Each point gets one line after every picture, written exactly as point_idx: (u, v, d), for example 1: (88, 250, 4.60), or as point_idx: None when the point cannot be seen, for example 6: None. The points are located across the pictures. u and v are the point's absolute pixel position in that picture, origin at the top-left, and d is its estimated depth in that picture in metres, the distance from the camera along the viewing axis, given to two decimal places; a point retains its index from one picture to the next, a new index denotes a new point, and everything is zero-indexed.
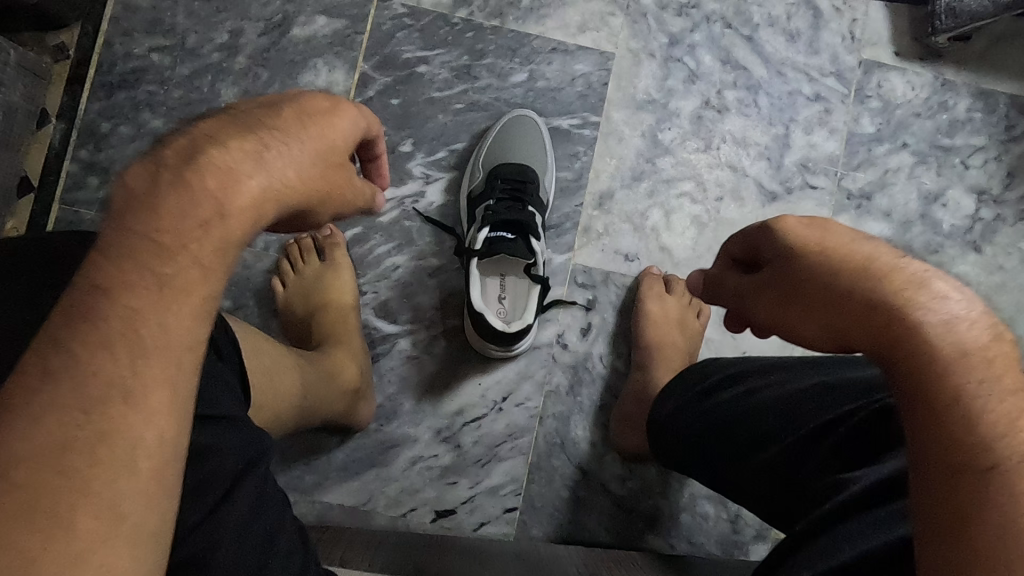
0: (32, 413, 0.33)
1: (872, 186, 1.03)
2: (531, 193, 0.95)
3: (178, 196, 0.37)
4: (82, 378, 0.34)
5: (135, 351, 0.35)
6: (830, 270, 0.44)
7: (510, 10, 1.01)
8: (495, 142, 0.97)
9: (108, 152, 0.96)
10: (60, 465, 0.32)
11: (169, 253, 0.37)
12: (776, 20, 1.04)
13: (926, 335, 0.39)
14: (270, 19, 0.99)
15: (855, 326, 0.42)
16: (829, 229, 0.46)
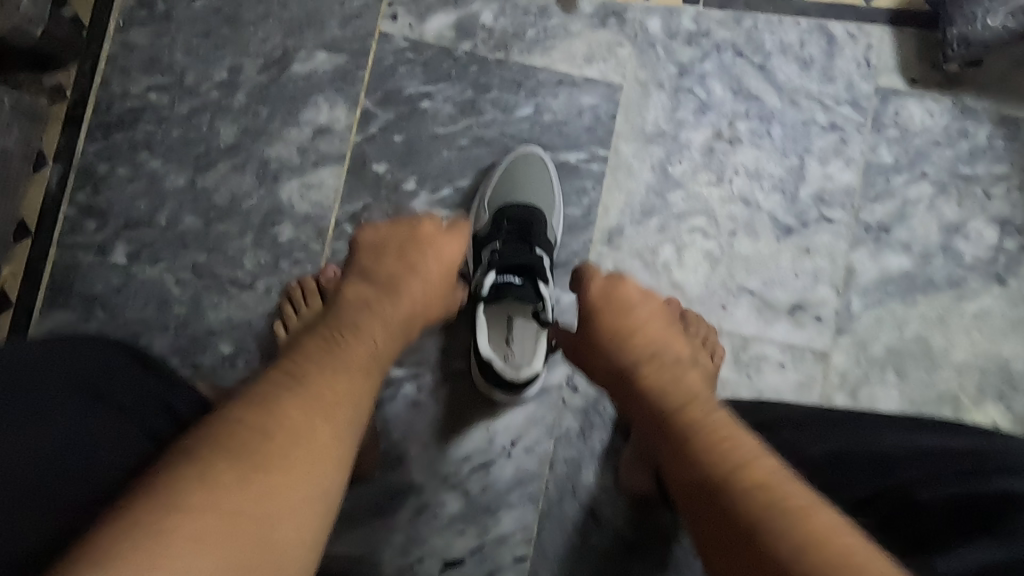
0: (291, 403, 0.54)
1: (890, 218, 1.00)
2: (538, 234, 0.91)
3: (399, 286, 0.71)
4: (329, 384, 0.57)
5: (362, 371, 0.61)
6: (618, 330, 0.73)
7: (515, 42, 0.99)
8: (501, 179, 0.94)
9: (106, 194, 0.94)
10: (298, 443, 0.51)
11: (352, 344, 0.63)
12: (789, 47, 1.01)
13: (649, 371, 0.68)
14: (270, 55, 0.96)
15: (625, 367, 0.70)
16: (625, 305, 0.75)
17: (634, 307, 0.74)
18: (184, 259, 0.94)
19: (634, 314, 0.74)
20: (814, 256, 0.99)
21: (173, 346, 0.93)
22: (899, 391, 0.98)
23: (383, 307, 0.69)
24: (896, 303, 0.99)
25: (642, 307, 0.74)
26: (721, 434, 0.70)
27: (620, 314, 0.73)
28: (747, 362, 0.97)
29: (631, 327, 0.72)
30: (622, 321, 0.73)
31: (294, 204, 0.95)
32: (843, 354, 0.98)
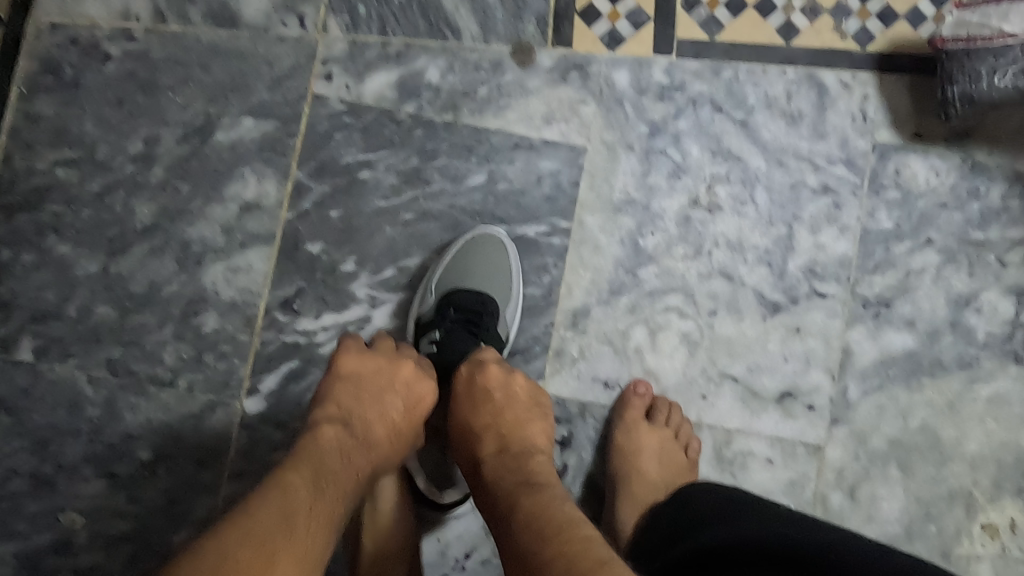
0: (253, 528, 0.50)
1: (892, 291, 0.88)
2: (489, 326, 0.81)
3: (373, 403, 0.68)
4: (294, 511, 0.53)
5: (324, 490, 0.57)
6: (488, 400, 0.69)
7: (465, 101, 0.88)
8: (454, 260, 0.84)
9: (9, 284, 0.85)
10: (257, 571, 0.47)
11: (329, 469, 0.59)
12: (774, 100, 0.89)
13: (516, 439, 0.66)
14: (191, 123, 0.86)
15: (495, 444, 0.66)
16: (496, 372, 0.71)
17: (493, 394, 0.70)
18: (97, 354, 0.84)
19: (495, 407, 0.69)
20: (805, 336, 0.88)
21: (86, 453, 0.84)
22: (903, 488, 0.86)
23: (359, 452, 0.64)
24: (898, 388, 0.87)
25: (502, 394, 0.70)
26: (688, 538, 0.63)
27: (477, 406, 0.69)
28: (730, 458, 0.87)
29: (491, 421, 0.68)
30: (476, 411, 0.69)
31: (219, 289, 0.85)
32: (839, 447, 0.87)
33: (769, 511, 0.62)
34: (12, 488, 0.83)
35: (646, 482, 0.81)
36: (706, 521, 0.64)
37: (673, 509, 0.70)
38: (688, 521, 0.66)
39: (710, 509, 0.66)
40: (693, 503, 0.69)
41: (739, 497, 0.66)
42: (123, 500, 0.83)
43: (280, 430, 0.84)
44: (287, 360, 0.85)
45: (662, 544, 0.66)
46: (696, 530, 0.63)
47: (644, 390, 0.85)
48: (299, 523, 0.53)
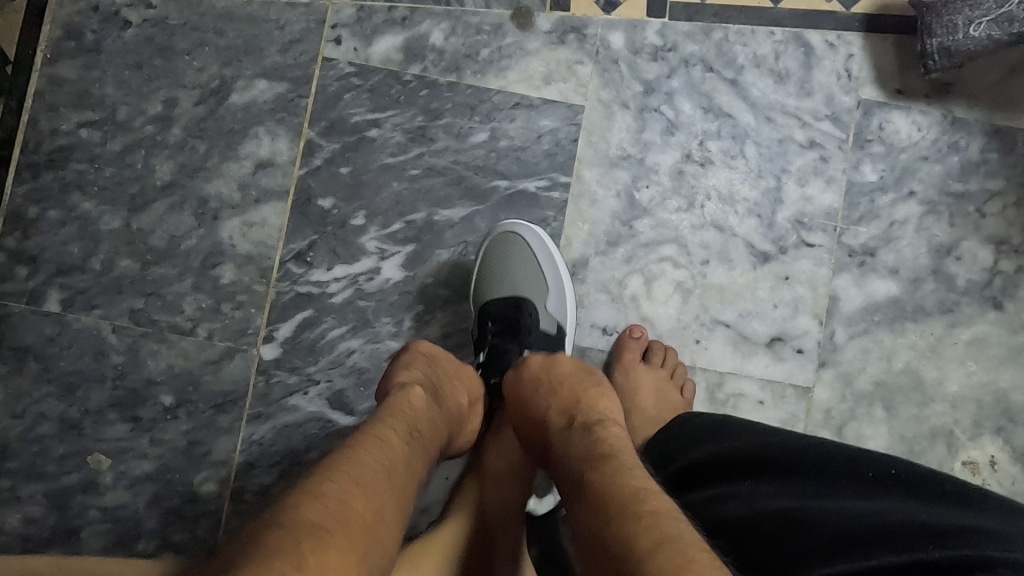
0: (359, 467, 0.52)
1: (876, 241, 0.92)
2: (528, 328, 0.87)
3: (447, 389, 0.72)
4: (391, 454, 0.56)
5: (414, 448, 0.60)
6: (561, 385, 0.69)
7: (467, 63, 0.92)
8: (485, 269, 0.89)
9: (37, 239, 0.89)
10: (365, 506, 0.49)
11: (415, 431, 0.62)
12: (762, 60, 0.94)
13: (589, 407, 0.65)
14: (206, 86, 0.91)
15: (558, 417, 0.66)
16: (561, 362, 0.73)
17: (547, 381, 0.70)
18: (121, 305, 0.89)
19: (562, 384, 0.69)
20: (794, 284, 0.92)
21: (111, 399, 0.88)
22: (888, 427, 0.91)
23: (434, 424, 0.66)
24: (883, 332, 0.92)
25: (552, 379, 0.70)
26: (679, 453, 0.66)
27: (540, 395, 0.69)
28: (723, 399, 0.91)
29: (559, 398, 0.67)
30: (540, 396, 0.69)
31: (235, 243, 0.90)
32: (827, 389, 0.91)
33: (754, 428, 0.63)
34: (41, 431, 0.88)
35: (646, 417, 0.85)
36: (694, 441, 0.65)
37: (663, 430, 0.71)
38: (677, 441, 0.68)
39: (697, 429, 0.67)
40: (681, 423, 0.70)
41: (723, 415, 0.67)
42: (146, 442, 0.88)
43: (294, 375, 0.89)
44: (300, 309, 0.89)
45: (653, 468, 0.68)
46: (684, 449, 0.65)
47: (640, 333, 0.90)
48: (398, 480, 0.54)
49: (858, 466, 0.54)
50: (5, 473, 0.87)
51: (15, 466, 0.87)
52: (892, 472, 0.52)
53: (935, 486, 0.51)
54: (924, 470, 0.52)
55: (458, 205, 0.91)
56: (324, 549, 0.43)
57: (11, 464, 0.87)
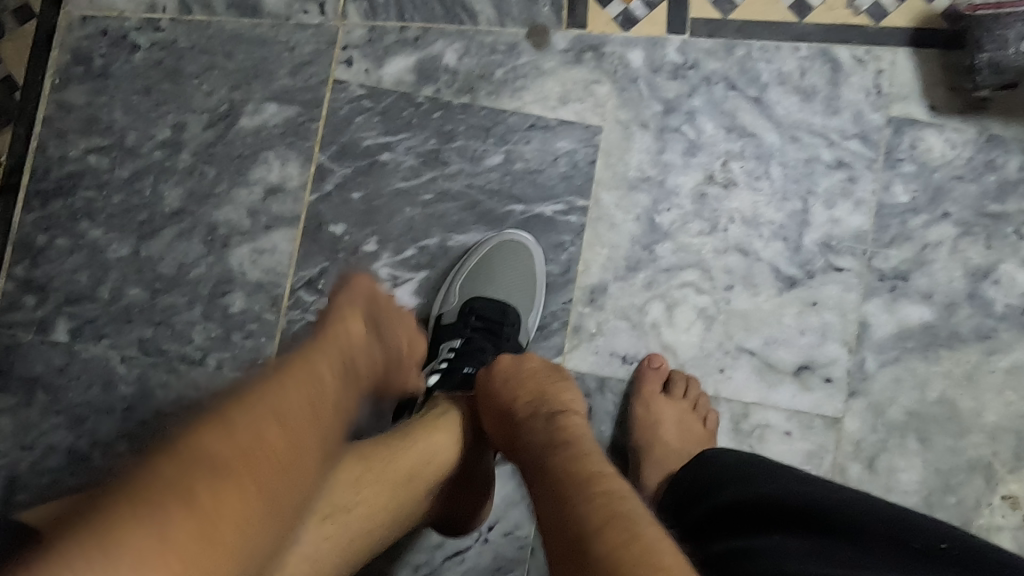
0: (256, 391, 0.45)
1: (908, 265, 0.88)
2: (507, 337, 0.87)
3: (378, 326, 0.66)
4: (307, 377, 0.49)
5: (342, 376, 0.54)
6: (527, 374, 0.67)
7: (481, 83, 0.90)
8: (477, 270, 0.87)
9: (45, 267, 0.88)
10: (267, 439, 0.42)
11: (335, 351, 0.54)
12: (787, 77, 0.90)
13: (553, 400, 0.64)
14: (215, 110, 0.89)
15: (527, 404, 0.63)
16: (530, 360, 0.71)
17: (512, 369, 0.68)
18: (130, 334, 0.87)
19: (530, 377, 0.67)
20: (822, 310, 0.88)
21: (120, 430, 0.86)
22: (922, 459, 0.87)
23: (365, 353, 0.59)
24: (916, 359, 0.88)
25: (520, 370, 0.68)
26: (706, 500, 0.63)
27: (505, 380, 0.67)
28: (748, 430, 0.88)
29: (530, 389, 0.65)
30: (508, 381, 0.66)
31: (245, 271, 0.88)
32: (857, 419, 0.87)
33: (789, 473, 0.59)
34: (50, 464, 0.86)
35: (669, 450, 0.82)
36: (723, 483, 0.63)
37: (692, 466, 0.69)
38: (704, 483, 0.65)
39: (727, 471, 0.64)
40: (711, 462, 0.67)
41: (757, 459, 0.64)
42: None
43: None
44: (312, 338, 0.87)
45: (682, 506, 0.66)
46: (713, 492, 0.63)
47: (660, 363, 0.86)
48: (319, 417, 0.48)
49: (905, 539, 0.50)
50: (14, 506, 0.85)
51: (24, 499, 0.85)
52: (940, 545, 0.49)
53: (993, 567, 0.47)
54: (980, 548, 0.49)
55: (472, 230, 0.89)
56: (218, 493, 0.38)
57: (19, 496, 0.86)
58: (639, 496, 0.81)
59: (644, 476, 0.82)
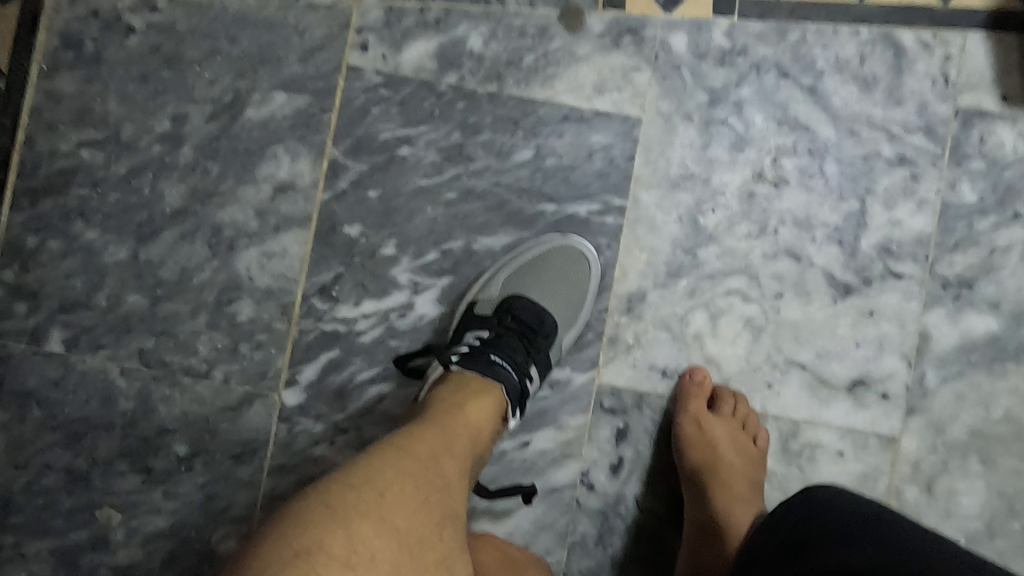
0: None
1: (974, 271, 0.81)
2: (541, 349, 0.77)
3: (459, 412, 0.67)
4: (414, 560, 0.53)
5: (448, 488, 0.60)
6: None
7: (510, 71, 0.82)
8: (525, 266, 0.80)
9: (37, 272, 0.81)
10: None
11: (409, 508, 0.56)
12: (845, 64, 0.82)
13: None
14: (218, 100, 0.82)
15: None
16: None
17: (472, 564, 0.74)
18: (130, 345, 0.81)
19: None
20: (879, 320, 0.81)
21: (121, 448, 0.80)
22: (985, 481, 0.80)
23: (460, 443, 0.64)
24: (980, 374, 0.81)
25: None
26: (832, 556, 0.54)
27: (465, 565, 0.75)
28: (797, 450, 0.81)
29: None
30: None
31: (253, 276, 0.81)
32: (915, 439, 0.81)
33: (939, 558, 0.50)
34: (47, 483, 0.80)
35: (731, 471, 0.76)
36: (848, 548, 0.53)
37: (804, 517, 0.60)
38: (824, 539, 0.56)
39: (854, 527, 0.56)
40: (834, 519, 0.58)
41: (898, 521, 0.55)
42: (160, 496, 0.80)
43: (320, 423, 0.80)
44: (326, 350, 0.81)
45: (777, 558, 0.59)
46: (835, 547, 0.54)
47: (702, 377, 0.80)
48: (424, 554, 0.54)
49: None
50: (9, 529, 0.80)
51: (20, 521, 0.80)
52: None
53: None
54: None
55: (500, 232, 0.82)
56: None
57: (14, 518, 0.80)
58: (710, 525, 0.74)
59: (712, 504, 0.75)
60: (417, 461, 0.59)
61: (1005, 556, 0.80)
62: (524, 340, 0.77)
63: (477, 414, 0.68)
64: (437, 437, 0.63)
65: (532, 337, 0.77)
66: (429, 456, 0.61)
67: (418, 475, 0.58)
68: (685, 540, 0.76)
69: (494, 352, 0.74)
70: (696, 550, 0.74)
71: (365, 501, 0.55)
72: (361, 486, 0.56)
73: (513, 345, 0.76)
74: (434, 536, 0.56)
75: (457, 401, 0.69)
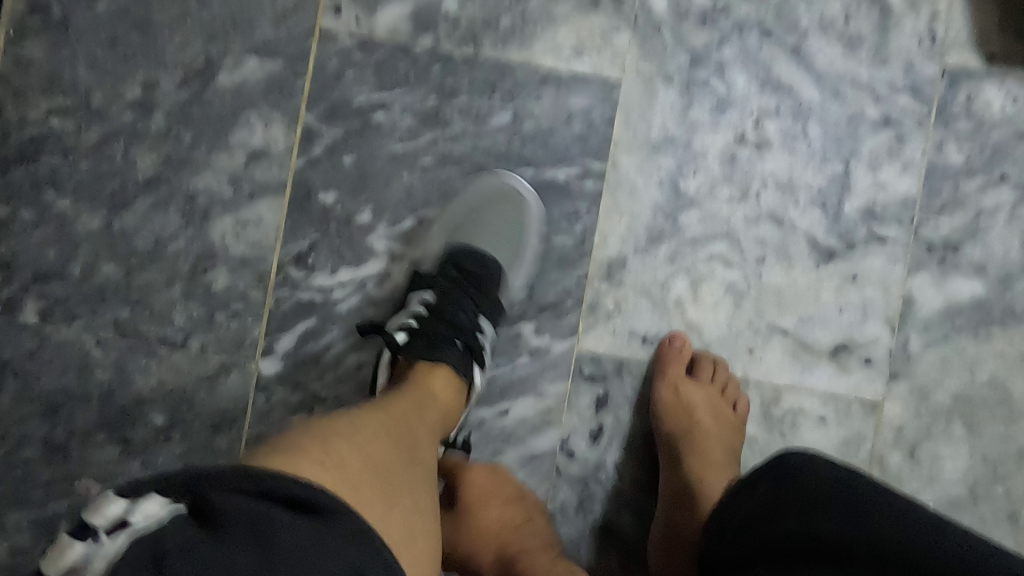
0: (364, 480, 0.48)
1: (960, 234, 0.80)
2: (488, 288, 0.78)
3: (424, 385, 0.67)
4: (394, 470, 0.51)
5: (419, 437, 0.59)
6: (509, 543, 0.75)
7: (486, 33, 0.80)
8: (465, 221, 0.80)
9: (9, 242, 0.80)
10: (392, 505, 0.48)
11: (386, 436, 0.54)
12: (830, 22, 0.80)
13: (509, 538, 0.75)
14: (190, 65, 0.80)
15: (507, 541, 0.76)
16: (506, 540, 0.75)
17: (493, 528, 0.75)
18: (105, 315, 0.80)
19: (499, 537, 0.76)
20: (862, 285, 0.80)
21: (98, 419, 0.80)
22: (969, 446, 0.80)
23: (428, 407, 0.64)
24: (965, 338, 0.80)
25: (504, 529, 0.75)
26: (795, 517, 0.54)
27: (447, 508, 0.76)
28: (780, 416, 0.80)
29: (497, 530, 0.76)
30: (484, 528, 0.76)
31: (228, 245, 0.80)
32: (898, 404, 0.80)
33: (902, 511, 0.50)
34: (25, 455, 0.80)
35: (709, 437, 0.75)
36: (815, 512, 0.53)
37: (774, 483, 0.60)
38: (794, 503, 0.56)
39: (816, 486, 0.56)
40: (801, 484, 0.58)
41: (857, 475, 0.56)
42: (138, 467, 0.80)
43: (298, 393, 0.80)
44: (303, 319, 0.80)
45: (749, 526, 0.59)
46: (798, 508, 0.55)
47: (681, 344, 0.79)
48: (404, 470, 0.52)
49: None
50: None
51: None
52: None
53: None
54: None
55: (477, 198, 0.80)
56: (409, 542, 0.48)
57: None
58: (686, 490, 0.72)
59: (688, 470, 0.73)
60: (389, 413, 0.59)
61: (988, 521, 0.79)
62: (469, 296, 0.76)
63: (442, 384, 0.68)
64: (406, 401, 0.63)
65: (478, 291, 0.77)
66: (396, 411, 0.60)
67: (393, 420, 0.58)
68: (661, 507, 0.75)
69: (438, 320, 0.74)
70: (671, 516, 0.73)
71: (346, 426, 0.53)
72: (342, 418, 0.54)
73: (456, 305, 0.75)
74: (411, 463, 0.54)
75: (416, 370, 0.69)
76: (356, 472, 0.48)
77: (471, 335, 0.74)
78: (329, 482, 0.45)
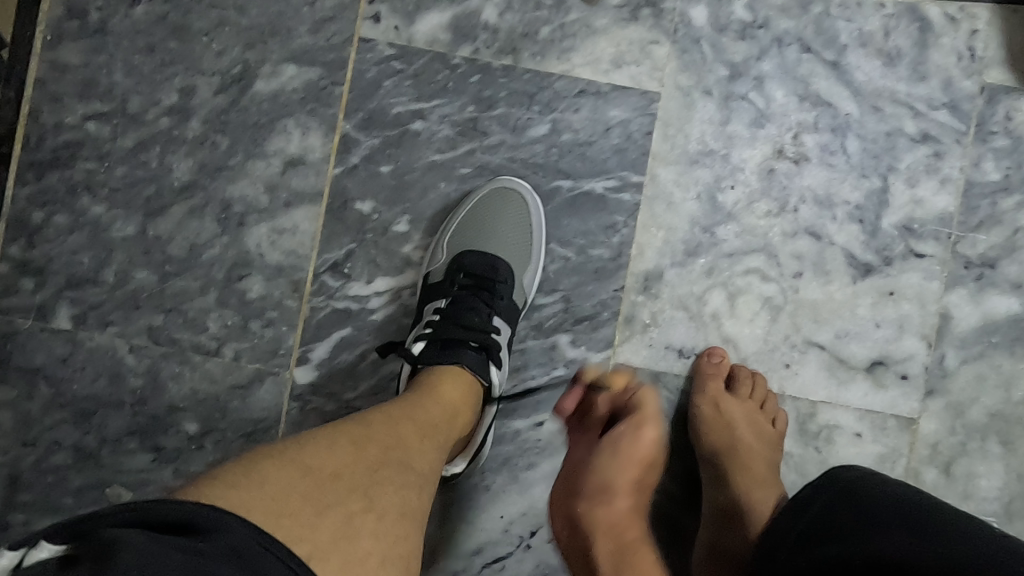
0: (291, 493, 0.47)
1: (997, 251, 0.80)
2: (501, 295, 0.77)
3: (424, 393, 0.68)
4: (344, 481, 0.50)
5: (404, 443, 0.58)
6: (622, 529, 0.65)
7: (526, 43, 0.80)
8: (474, 225, 0.79)
9: (43, 247, 0.80)
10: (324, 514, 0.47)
11: (347, 445, 0.54)
12: (869, 38, 0.80)
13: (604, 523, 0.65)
14: (228, 72, 0.80)
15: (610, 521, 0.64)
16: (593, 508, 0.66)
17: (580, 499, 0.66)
18: (138, 322, 0.80)
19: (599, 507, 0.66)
20: (899, 301, 0.80)
21: (130, 426, 0.79)
22: (1004, 464, 0.79)
23: (420, 410, 0.64)
24: (1001, 355, 0.80)
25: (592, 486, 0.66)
26: (852, 533, 0.54)
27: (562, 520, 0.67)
28: (815, 431, 0.80)
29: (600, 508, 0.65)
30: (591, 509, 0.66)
31: (263, 252, 0.80)
32: (934, 420, 0.80)
33: (961, 528, 0.50)
34: (55, 462, 0.79)
35: (752, 454, 0.75)
36: (877, 527, 0.52)
37: (833, 497, 0.60)
38: (849, 519, 0.56)
39: (872, 504, 0.56)
40: (861, 502, 0.57)
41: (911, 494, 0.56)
42: (170, 474, 0.79)
43: (332, 402, 0.79)
44: (337, 328, 0.79)
45: (800, 543, 0.58)
46: (855, 523, 0.55)
47: (720, 358, 0.79)
48: (365, 479, 0.52)
49: None
50: (17, 507, 0.79)
51: (28, 499, 0.79)
52: None
53: None
54: None
55: None
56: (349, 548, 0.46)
57: (23, 496, 0.79)
58: (733, 509, 0.72)
59: (735, 488, 0.73)
60: (373, 423, 0.59)
61: None
62: (480, 299, 0.77)
63: (452, 392, 0.69)
64: (400, 409, 0.63)
65: (489, 293, 0.77)
66: (383, 420, 0.60)
67: (373, 430, 0.57)
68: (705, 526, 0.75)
69: (451, 326, 0.74)
70: (715, 533, 0.73)
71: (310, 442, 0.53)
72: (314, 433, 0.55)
73: (470, 310, 0.75)
74: (378, 471, 0.53)
75: (432, 380, 0.70)
76: (289, 488, 0.47)
77: (484, 336, 0.74)
78: (243, 497, 0.45)
